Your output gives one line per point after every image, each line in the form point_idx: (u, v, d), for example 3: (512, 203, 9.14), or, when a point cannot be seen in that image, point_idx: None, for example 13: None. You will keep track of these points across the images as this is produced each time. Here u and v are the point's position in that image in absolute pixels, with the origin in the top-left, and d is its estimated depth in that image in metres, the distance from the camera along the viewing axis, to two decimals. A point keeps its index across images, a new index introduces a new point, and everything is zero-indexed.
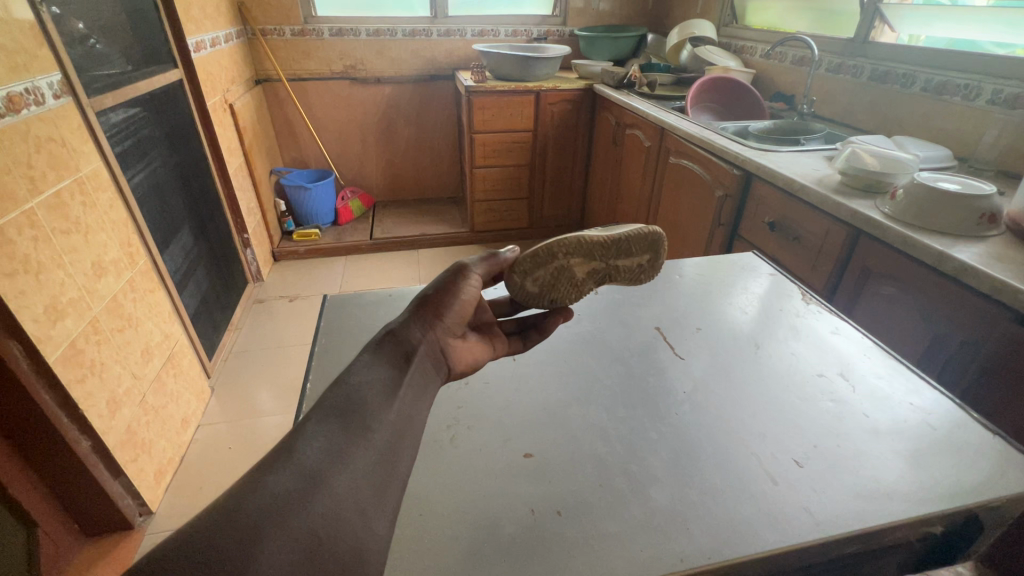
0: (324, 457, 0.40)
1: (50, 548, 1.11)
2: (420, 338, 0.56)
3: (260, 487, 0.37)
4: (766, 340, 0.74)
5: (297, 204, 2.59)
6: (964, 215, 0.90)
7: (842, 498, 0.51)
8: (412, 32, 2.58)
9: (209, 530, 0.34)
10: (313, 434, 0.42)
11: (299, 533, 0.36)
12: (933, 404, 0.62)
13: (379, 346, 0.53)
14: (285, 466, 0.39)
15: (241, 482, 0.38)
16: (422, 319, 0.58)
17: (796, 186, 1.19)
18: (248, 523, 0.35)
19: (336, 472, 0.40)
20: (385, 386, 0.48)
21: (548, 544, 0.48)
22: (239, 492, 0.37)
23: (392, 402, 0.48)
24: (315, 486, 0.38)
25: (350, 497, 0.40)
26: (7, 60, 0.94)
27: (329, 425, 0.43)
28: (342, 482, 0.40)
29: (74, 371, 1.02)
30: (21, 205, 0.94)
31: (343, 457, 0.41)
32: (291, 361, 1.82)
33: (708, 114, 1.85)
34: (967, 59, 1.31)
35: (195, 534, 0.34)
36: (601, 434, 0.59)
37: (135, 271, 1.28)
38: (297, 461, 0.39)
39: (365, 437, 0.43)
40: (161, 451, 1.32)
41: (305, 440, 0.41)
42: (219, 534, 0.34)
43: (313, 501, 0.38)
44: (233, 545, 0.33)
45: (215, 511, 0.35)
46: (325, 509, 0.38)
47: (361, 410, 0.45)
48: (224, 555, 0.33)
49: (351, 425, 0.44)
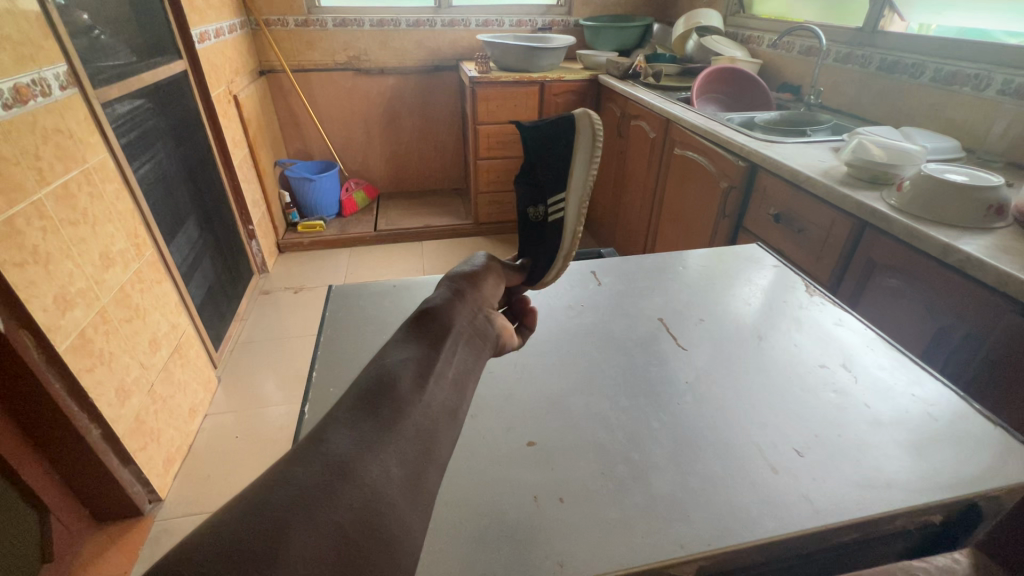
0: (355, 445, 0.39)
1: (62, 533, 1.13)
2: (458, 312, 0.58)
3: (289, 476, 0.36)
4: (770, 331, 0.74)
5: (301, 195, 2.59)
6: (973, 207, 0.89)
7: (842, 486, 0.52)
8: (416, 23, 2.56)
9: (240, 522, 0.33)
10: (341, 422, 0.41)
11: (330, 522, 0.35)
12: (935, 395, 0.62)
13: (420, 322, 0.55)
14: (313, 455, 0.38)
15: (263, 476, 0.36)
16: (456, 297, 0.61)
17: (802, 178, 1.19)
18: (274, 515, 0.33)
19: (363, 458, 0.39)
20: (422, 365, 0.49)
21: (550, 531, 0.48)
22: (262, 485, 0.35)
23: (426, 385, 0.47)
24: (345, 475, 0.37)
25: (384, 485, 0.38)
26: (14, 51, 0.94)
27: (358, 412, 0.42)
28: (370, 470, 0.38)
29: (83, 361, 1.03)
30: (29, 195, 0.95)
31: (375, 447, 0.40)
32: (296, 352, 1.83)
33: (713, 105, 1.84)
34: (977, 49, 1.29)
35: (216, 529, 0.32)
36: (603, 423, 0.60)
37: (142, 262, 1.29)
38: (324, 451, 0.38)
39: (399, 423, 0.43)
40: (170, 439, 1.34)
41: (332, 429, 0.40)
42: (250, 526, 0.33)
43: (341, 492, 0.36)
44: (259, 540, 0.32)
45: (239, 505, 0.34)
46: (358, 496, 0.37)
47: (392, 394, 0.44)
48: (250, 548, 0.31)
49: (382, 411, 0.43)
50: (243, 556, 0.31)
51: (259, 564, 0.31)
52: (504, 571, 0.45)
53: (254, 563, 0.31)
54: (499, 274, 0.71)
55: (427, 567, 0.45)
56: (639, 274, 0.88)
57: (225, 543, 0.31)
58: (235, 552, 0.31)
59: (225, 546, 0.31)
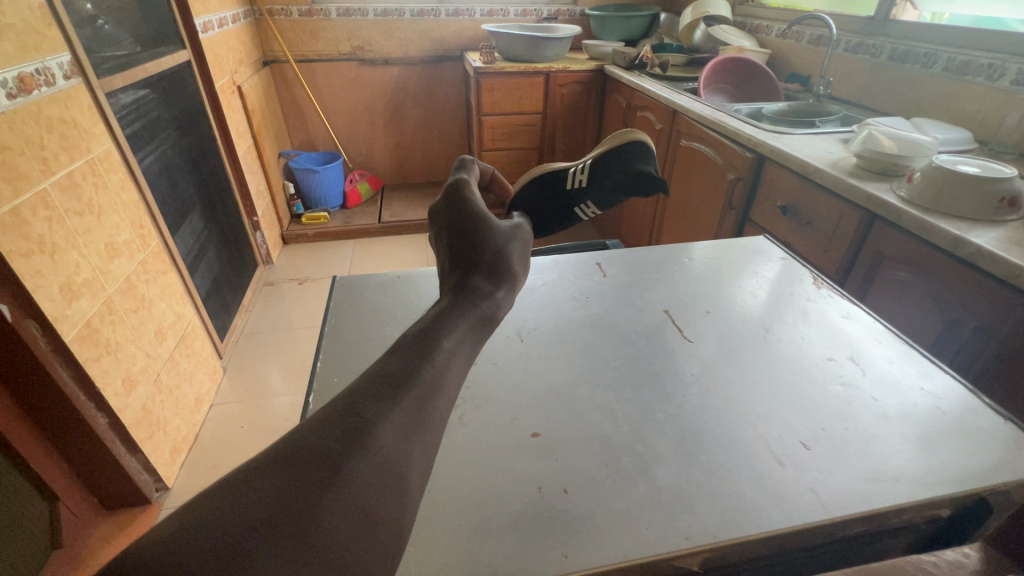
0: (381, 415, 0.33)
1: (71, 521, 1.14)
2: (502, 306, 0.49)
3: (309, 441, 0.30)
4: (777, 324, 0.73)
5: (306, 187, 2.59)
6: (984, 199, 0.88)
7: (851, 479, 0.51)
8: (421, 12, 2.55)
9: (261, 483, 0.27)
10: (369, 386, 0.35)
11: (352, 500, 0.29)
12: (944, 388, 0.62)
13: (463, 305, 0.45)
14: (338, 422, 0.32)
15: (282, 441, 0.31)
16: (503, 288, 0.51)
17: (810, 170, 1.17)
18: (299, 483, 0.28)
19: (391, 432, 0.32)
20: (463, 346, 0.41)
21: (553, 522, 0.48)
22: (284, 448, 0.30)
23: (462, 361, 0.40)
24: (368, 448, 0.31)
25: (407, 462, 0.32)
26: (18, 40, 0.94)
27: (387, 381, 0.35)
28: (396, 446, 0.32)
29: (91, 351, 1.04)
30: (35, 185, 0.95)
31: (405, 421, 0.33)
32: (302, 342, 1.84)
33: (721, 96, 1.82)
34: (991, 37, 1.27)
35: (231, 494, 0.27)
36: (608, 414, 0.59)
37: (148, 252, 1.29)
38: (352, 421, 0.32)
39: (429, 396, 0.36)
40: (176, 429, 1.35)
41: (362, 395, 0.34)
42: (271, 491, 0.27)
43: (365, 468, 0.30)
44: (280, 513, 0.26)
45: (257, 466, 0.29)
46: (381, 473, 0.31)
47: (426, 361, 0.38)
48: (273, 521, 0.26)
49: (415, 381, 0.36)
50: (265, 531, 0.26)
51: (282, 546, 0.25)
52: (508, 562, 0.45)
53: (276, 542, 0.26)
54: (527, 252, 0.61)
55: (431, 558, 0.45)
56: (646, 266, 0.87)
57: (244, 513, 0.26)
58: (260, 524, 0.26)
59: (249, 516, 0.26)
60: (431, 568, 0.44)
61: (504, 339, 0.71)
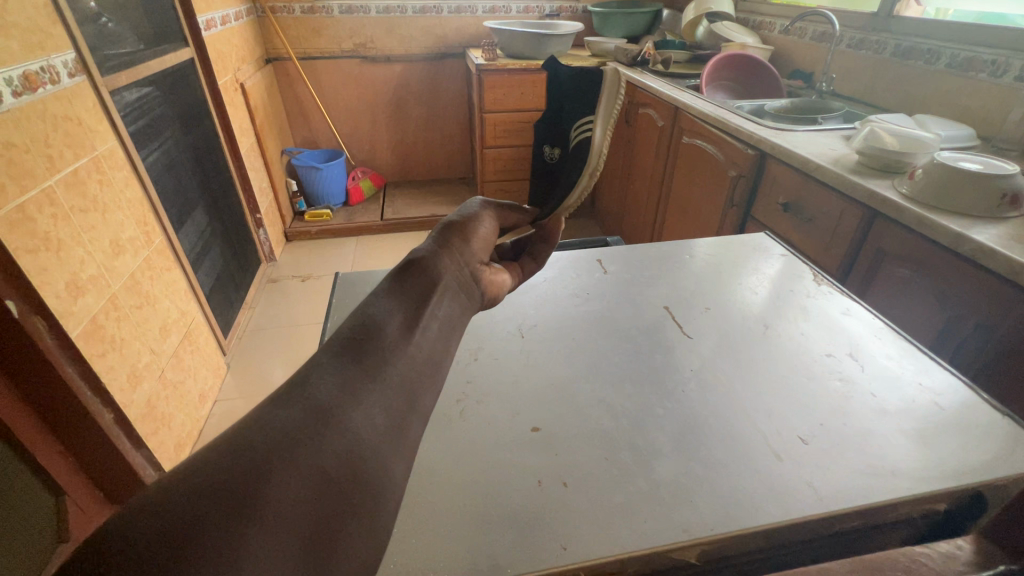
0: (338, 393, 0.36)
1: (78, 515, 1.13)
2: (444, 262, 0.53)
3: (271, 418, 0.33)
4: (776, 320, 0.73)
5: (308, 184, 2.60)
6: (985, 195, 0.88)
7: (844, 472, 0.52)
8: (423, 9, 2.55)
9: (225, 457, 0.30)
10: (327, 368, 0.38)
11: (312, 468, 0.32)
12: (941, 384, 0.62)
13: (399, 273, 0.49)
14: (296, 400, 0.35)
15: (246, 419, 0.34)
16: (445, 248, 0.55)
17: (812, 166, 1.17)
18: (257, 454, 0.31)
19: (350, 408, 0.36)
20: (406, 317, 0.44)
21: (550, 516, 0.49)
22: (248, 426, 0.33)
23: (412, 336, 0.44)
24: (328, 423, 0.34)
25: (369, 432, 0.36)
26: (23, 38, 0.95)
27: (340, 359, 0.39)
28: (358, 422, 0.36)
29: (96, 346, 1.05)
30: (41, 182, 0.96)
31: (362, 396, 0.37)
32: (305, 339, 1.84)
33: (723, 93, 1.82)
34: (995, 34, 1.27)
35: (190, 471, 0.29)
36: (608, 410, 0.60)
37: (152, 249, 1.30)
38: (308, 397, 0.35)
39: (383, 371, 0.39)
40: (180, 424, 1.36)
41: (319, 377, 0.37)
42: (234, 462, 0.30)
43: (325, 440, 0.33)
44: (233, 484, 0.29)
45: (223, 444, 0.32)
46: (342, 446, 0.34)
47: (378, 341, 0.41)
48: (225, 490, 0.29)
49: (367, 358, 0.40)
50: (219, 501, 0.28)
51: (234, 512, 0.28)
52: (508, 554, 0.46)
53: (228, 510, 0.28)
54: (490, 215, 0.65)
55: (433, 550, 0.46)
56: (645, 262, 0.88)
57: (206, 483, 0.29)
58: (210, 492, 0.28)
59: (203, 487, 0.29)
60: (431, 562, 0.45)
61: (505, 335, 0.72)
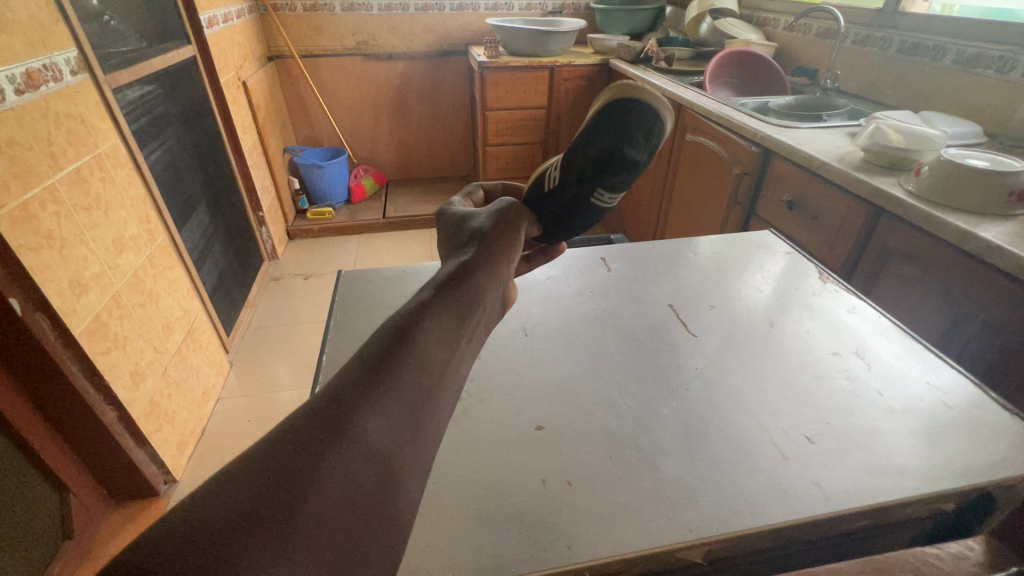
0: (360, 399, 0.35)
1: (81, 510, 1.14)
2: (488, 277, 0.51)
3: (295, 432, 0.33)
4: (781, 319, 0.73)
5: (310, 182, 2.59)
6: (993, 193, 0.87)
7: (855, 474, 0.51)
8: (425, 6, 2.54)
9: (252, 477, 0.30)
10: (346, 375, 0.37)
11: (336, 487, 0.31)
12: (950, 383, 0.61)
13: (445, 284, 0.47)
14: (318, 416, 0.34)
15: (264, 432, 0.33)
16: (492, 260, 0.52)
17: (818, 163, 1.16)
18: (283, 475, 0.30)
19: (369, 415, 0.35)
20: (443, 330, 0.43)
21: (556, 513, 0.48)
22: (274, 440, 0.32)
23: (444, 349, 0.42)
24: (345, 433, 0.33)
25: (386, 441, 0.35)
26: (26, 36, 0.95)
27: (361, 365, 0.38)
28: (376, 432, 0.35)
29: (99, 345, 1.05)
30: (44, 180, 0.96)
31: (379, 400, 0.36)
32: (308, 337, 1.85)
33: (726, 90, 1.81)
34: (1002, 29, 1.25)
35: (216, 493, 0.29)
36: (613, 408, 0.59)
37: (155, 247, 1.30)
38: (330, 408, 0.34)
39: (403, 379, 0.38)
40: (184, 422, 1.37)
41: (338, 386, 0.36)
42: (261, 481, 0.30)
43: (346, 456, 0.32)
44: (263, 507, 0.29)
45: (249, 458, 0.31)
46: (364, 458, 0.33)
47: (401, 346, 0.40)
48: (257, 513, 0.28)
49: (387, 364, 0.38)
50: (249, 527, 0.28)
51: (267, 539, 0.28)
52: (512, 552, 0.45)
53: (259, 537, 0.28)
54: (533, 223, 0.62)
55: (438, 549, 0.46)
56: (649, 260, 0.87)
57: (235, 504, 0.28)
58: (243, 518, 0.28)
59: (232, 511, 0.28)
60: (435, 562, 0.45)
61: (507, 333, 0.71)
